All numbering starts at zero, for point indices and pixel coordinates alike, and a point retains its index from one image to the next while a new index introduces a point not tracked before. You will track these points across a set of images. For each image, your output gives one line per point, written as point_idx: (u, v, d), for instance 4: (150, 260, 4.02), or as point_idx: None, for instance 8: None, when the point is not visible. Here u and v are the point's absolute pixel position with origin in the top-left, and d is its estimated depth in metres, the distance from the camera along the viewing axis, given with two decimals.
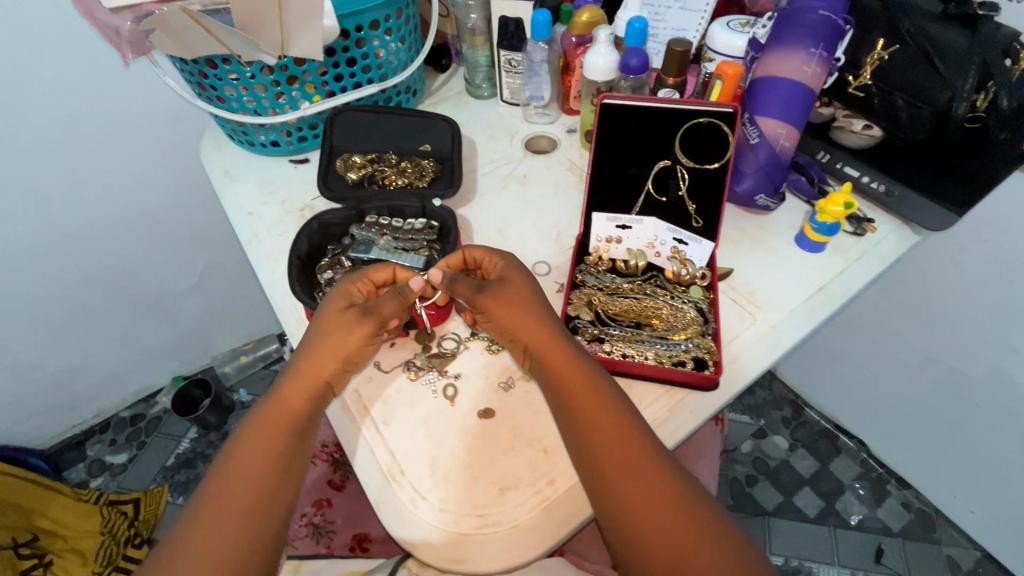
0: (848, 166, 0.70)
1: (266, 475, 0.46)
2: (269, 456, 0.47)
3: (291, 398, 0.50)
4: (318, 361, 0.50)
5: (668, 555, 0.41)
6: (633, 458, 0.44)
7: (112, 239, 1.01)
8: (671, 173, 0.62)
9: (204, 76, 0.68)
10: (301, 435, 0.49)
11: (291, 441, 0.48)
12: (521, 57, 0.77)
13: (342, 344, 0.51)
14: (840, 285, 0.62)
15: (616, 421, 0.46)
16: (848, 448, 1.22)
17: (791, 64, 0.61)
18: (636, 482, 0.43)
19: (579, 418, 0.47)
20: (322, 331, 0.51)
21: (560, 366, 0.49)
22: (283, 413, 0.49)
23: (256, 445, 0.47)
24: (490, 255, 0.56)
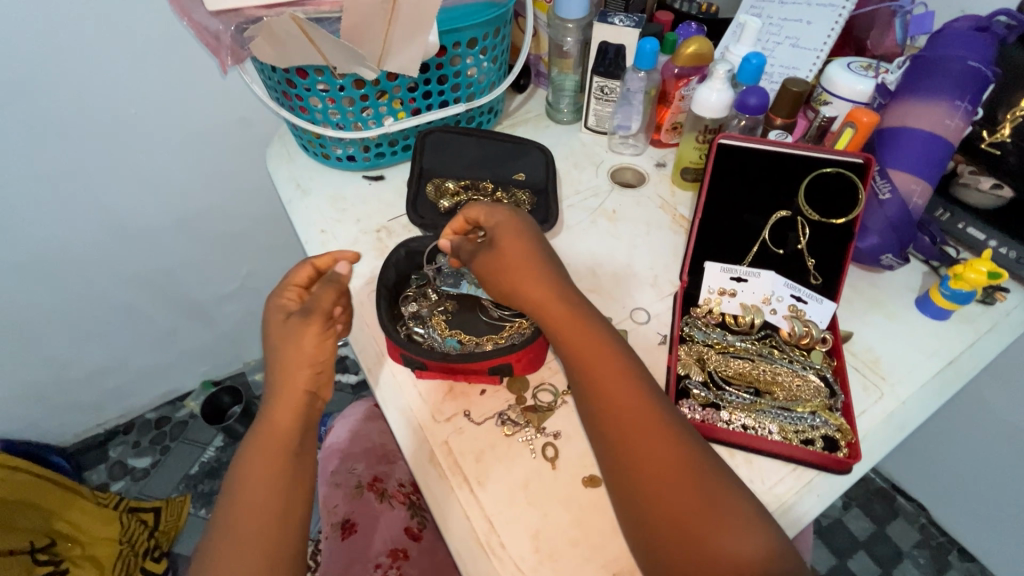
0: (971, 228, 0.62)
1: (271, 510, 0.42)
2: (269, 490, 0.43)
3: (276, 422, 0.45)
4: (292, 377, 0.46)
5: (665, 506, 0.40)
6: (638, 417, 0.44)
7: (162, 239, 0.97)
8: (790, 225, 0.58)
9: (292, 85, 0.64)
10: (296, 455, 0.45)
11: (288, 466, 0.44)
12: (617, 85, 0.73)
13: (305, 352, 0.46)
14: (970, 358, 0.56)
15: (628, 385, 0.45)
16: (907, 511, 1.15)
17: (931, 116, 0.56)
18: (646, 447, 0.42)
19: (589, 379, 0.46)
20: (283, 343, 0.47)
21: (567, 326, 0.49)
22: (271, 442, 0.45)
23: (252, 484, 0.43)
24: (486, 213, 0.53)
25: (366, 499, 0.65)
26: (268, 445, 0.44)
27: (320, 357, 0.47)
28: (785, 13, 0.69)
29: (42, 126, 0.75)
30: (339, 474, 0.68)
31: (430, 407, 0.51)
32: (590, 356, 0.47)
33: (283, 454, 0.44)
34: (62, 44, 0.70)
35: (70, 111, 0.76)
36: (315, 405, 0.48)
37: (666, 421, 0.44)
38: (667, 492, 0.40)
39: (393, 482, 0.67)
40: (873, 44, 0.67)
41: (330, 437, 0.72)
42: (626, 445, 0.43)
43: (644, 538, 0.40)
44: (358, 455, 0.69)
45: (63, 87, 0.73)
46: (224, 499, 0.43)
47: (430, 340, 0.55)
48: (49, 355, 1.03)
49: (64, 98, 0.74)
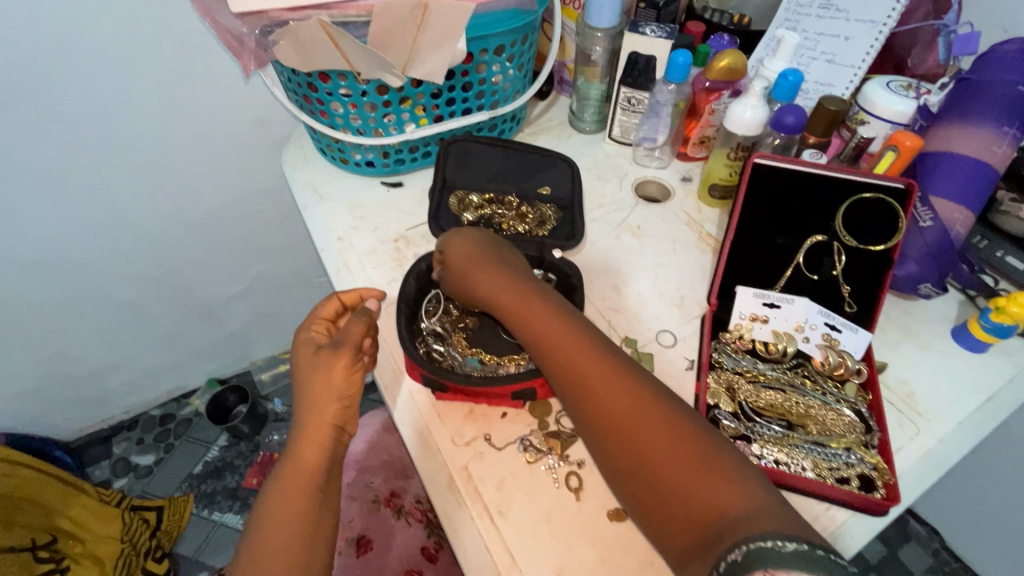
0: (1010, 256, 0.60)
1: (295, 552, 0.40)
2: (293, 529, 0.41)
3: (302, 456, 0.44)
4: (320, 411, 0.45)
5: (637, 461, 0.39)
6: (596, 374, 0.43)
7: (173, 237, 0.96)
8: (826, 250, 0.56)
9: (313, 90, 0.62)
10: (323, 490, 0.44)
11: (314, 504, 0.42)
12: (645, 96, 0.71)
13: (334, 385, 0.45)
14: (1009, 395, 0.54)
15: (584, 353, 0.44)
16: (919, 535, 1.13)
17: (977, 141, 0.54)
18: (613, 420, 0.41)
19: (548, 355, 0.46)
20: (310, 373, 0.46)
21: (521, 312, 0.49)
22: (296, 477, 0.43)
23: (276, 523, 0.41)
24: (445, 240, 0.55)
25: (382, 516, 0.63)
26: (293, 481, 0.43)
27: (348, 392, 0.46)
28: (821, 26, 0.66)
29: (56, 122, 0.74)
30: (355, 487, 0.66)
31: (449, 431, 0.49)
32: (544, 338, 0.47)
33: (308, 491, 0.43)
34: (78, 40, 0.68)
35: (86, 108, 0.74)
36: (341, 439, 0.46)
37: (630, 385, 0.42)
38: (639, 446, 0.40)
39: (410, 498, 0.65)
40: (914, 63, 0.65)
41: (346, 447, 0.70)
42: (595, 423, 0.42)
43: (645, 517, 0.39)
44: (375, 468, 0.68)
45: (79, 84, 0.72)
46: (247, 539, 0.42)
47: (451, 359, 0.54)
48: (55, 350, 1.02)
49: (80, 94, 0.73)
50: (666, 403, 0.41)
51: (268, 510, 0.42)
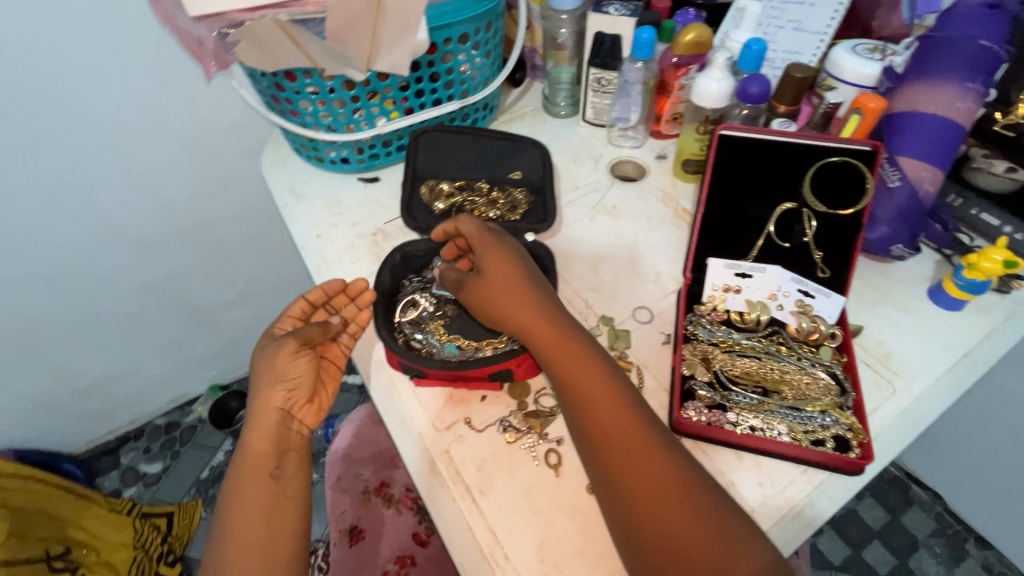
0: (984, 213, 0.62)
1: (258, 535, 0.43)
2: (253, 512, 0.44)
3: (251, 440, 0.46)
4: (267, 398, 0.47)
5: (652, 517, 0.39)
6: (621, 423, 0.43)
7: (162, 247, 0.96)
8: (796, 216, 0.56)
9: (280, 89, 0.63)
10: (277, 469, 0.46)
11: (270, 483, 0.45)
12: (614, 76, 0.71)
13: (280, 372, 0.48)
14: (986, 349, 0.54)
15: (608, 399, 0.45)
16: (921, 499, 1.13)
17: (941, 98, 0.54)
18: (639, 477, 0.41)
19: (573, 398, 0.46)
20: (258, 365, 0.48)
21: (552, 351, 0.48)
22: (249, 466, 0.46)
23: (238, 510, 0.44)
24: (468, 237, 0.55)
25: (373, 506, 0.64)
26: (247, 466, 0.46)
27: (296, 378, 0.48)
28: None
29: (39, 138, 0.75)
30: (346, 479, 0.67)
31: (429, 415, 0.50)
32: (578, 382, 0.46)
33: (262, 477, 0.45)
34: (52, 55, 0.69)
35: (64, 122, 0.75)
36: (291, 425, 0.48)
37: (655, 443, 0.42)
38: (658, 502, 0.40)
39: (400, 487, 0.66)
40: (879, 25, 0.65)
41: (336, 441, 0.71)
42: (613, 473, 0.42)
43: None
44: (365, 460, 0.69)
45: (56, 98, 0.73)
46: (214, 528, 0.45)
47: (429, 346, 0.55)
48: (56, 366, 1.04)
49: (63, 108, 0.74)
50: (688, 466, 0.42)
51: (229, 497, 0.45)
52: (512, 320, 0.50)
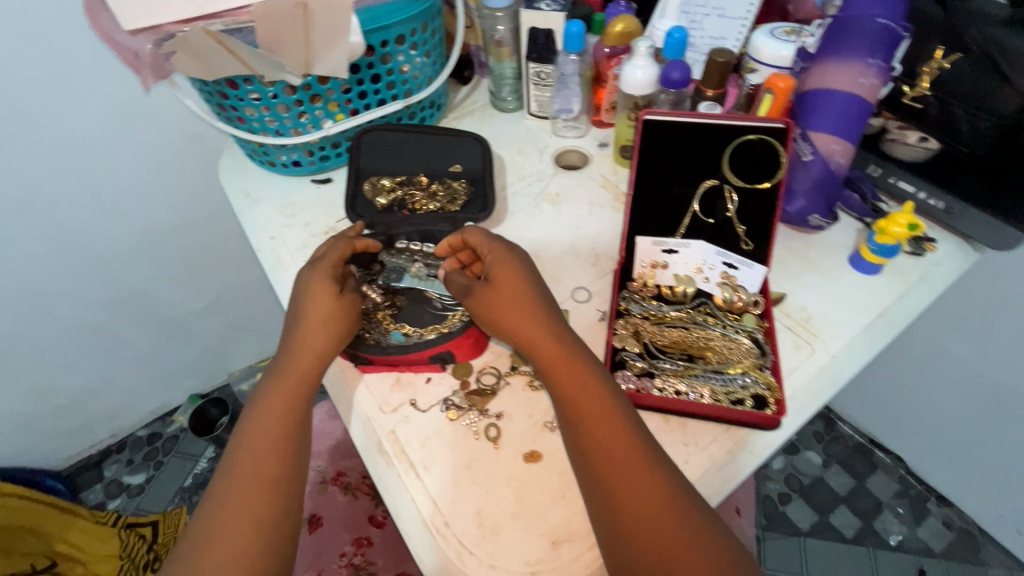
0: (902, 181, 0.66)
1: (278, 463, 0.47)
2: (274, 437, 0.48)
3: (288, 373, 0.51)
4: (307, 335, 0.51)
5: (646, 537, 0.41)
6: (621, 443, 0.44)
7: (129, 259, 0.98)
8: (718, 194, 0.59)
9: (225, 97, 0.65)
10: (302, 411, 0.50)
11: (294, 418, 0.49)
12: (551, 70, 0.74)
13: (330, 323, 0.51)
14: (901, 309, 0.58)
15: (609, 417, 0.45)
16: (885, 464, 1.17)
17: (847, 75, 0.57)
18: (635, 498, 0.42)
19: (573, 417, 0.46)
20: (309, 311, 0.52)
21: (558, 368, 0.48)
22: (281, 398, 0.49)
23: (261, 435, 0.47)
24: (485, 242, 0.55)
25: (330, 494, 0.67)
26: (276, 396, 0.50)
27: (337, 328, 0.52)
28: None
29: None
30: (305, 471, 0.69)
31: (376, 399, 0.53)
32: (582, 403, 0.46)
33: (292, 411, 0.49)
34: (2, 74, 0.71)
35: (20, 140, 0.77)
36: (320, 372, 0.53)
37: (651, 464, 0.43)
38: (653, 522, 0.41)
39: (355, 475, 0.69)
40: (794, 9, 0.68)
41: None
42: (611, 489, 0.42)
43: None
44: (322, 454, 0.71)
45: (10, 116, 0.74)
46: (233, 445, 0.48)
47: (375, 335, 0.57)
48: (31, 382, 1.05)
49: (20, 125, 0.75)
50: (681, 488, 0.43)
51: (255, 422, 0.49)
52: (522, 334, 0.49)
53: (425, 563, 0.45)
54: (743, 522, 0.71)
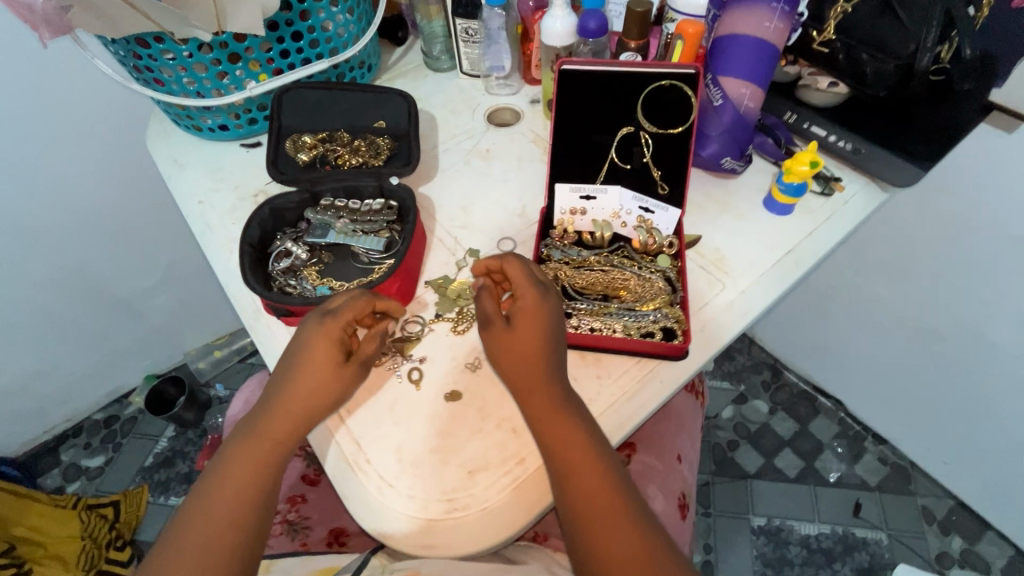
0: (814, 125, 0.68)
1: (235, 520, 0.43)
2: (230, 518, 0.42)
3: (266, 436, 0.46)
4: (295, 398, 0.46)
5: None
6: (602, 491, 0.43)
7: (66, 239, 0.94)
8: (634, 140, 0.61)
9: (139, 57, 0.63)
10: (272, 472, 0.45)
11: (263, 480, 0.45)
12: (478, 25, 0.74)
13: (326, 383, 0.47)
14: (810, 246, 0.61)
15: (590, 462, 0.44)
16: (826, 408, 1.24)
17: (753, 20, 0.59)
18: (618, 548, 0.41)
19: (552, 459, 0.44)
20: (305, 364, 0.47)
21: (541, 411, 0.46)
22: (259, 445, 0.46)
23: (225, 487, 0.44)
24: (522, 277, 0.49)
25: None
26: (246, 463, 0.45)
27: (327, 398, 0.47)
28: None
29: None
30: None
31: None
32: (560, 446, 0.44)
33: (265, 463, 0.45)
34: None
35: None
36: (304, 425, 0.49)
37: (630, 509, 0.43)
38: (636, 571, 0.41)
39: None
40: None
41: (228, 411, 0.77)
42: (591, 535, 0.42)
43: None
44: None
45: None
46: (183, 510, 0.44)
47: (302, 290, 0.58)
48: None
49: None
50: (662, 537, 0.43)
51: (217, 479, 0.44)
52: (514, 375, 0.47)
53: (361, 519, 0.45)
54: (685, 470, 0.70)
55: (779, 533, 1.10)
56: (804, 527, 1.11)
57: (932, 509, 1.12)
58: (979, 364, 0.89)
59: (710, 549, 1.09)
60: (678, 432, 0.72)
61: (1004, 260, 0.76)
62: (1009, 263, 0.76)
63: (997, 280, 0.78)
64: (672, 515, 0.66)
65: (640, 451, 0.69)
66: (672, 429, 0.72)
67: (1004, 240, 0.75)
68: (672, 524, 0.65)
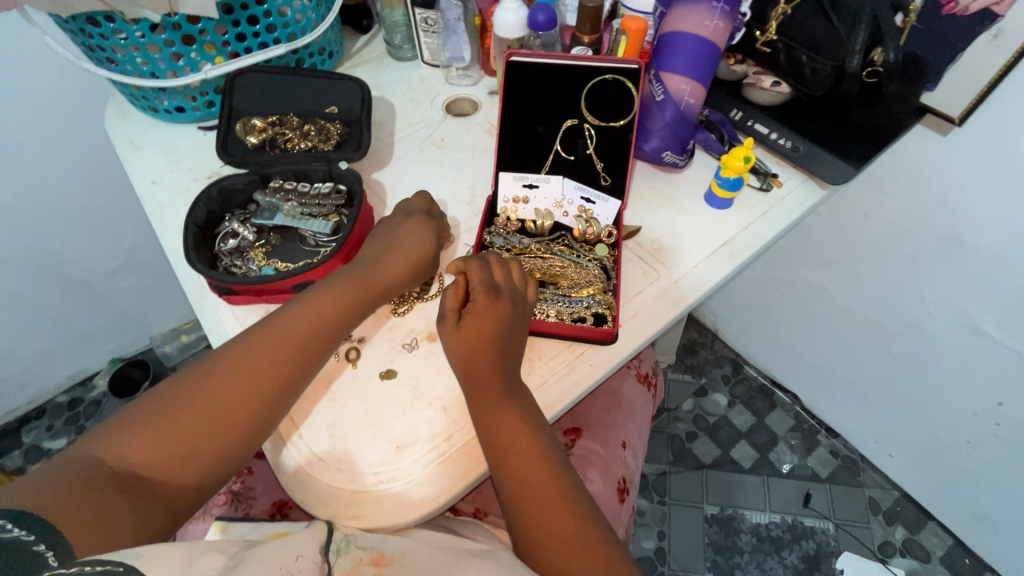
0: (757, 123, 0.69)
1: (309, 339, 0.49)
2: (308, 333, 0.49)
3: (355, 285, 0.52)
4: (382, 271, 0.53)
5: (566, 560, 0.44)
6: (544, 479, 0.46)
7: (26, 220, 0.94)
8: (579, 132, 0.63)
9: (89, 36, 0.63)
10: (352, 314, 0.51)
11: (341, 316, 0.50)
12: (436, 15, 0.75)
13: (407, 261, 0.54)
14: (744, 240, 0.63)
15: (530, 450, 0.47)
16: (783, 402, 1.27)
17: (695, 18, 0.61)
18: (555, 528, 0.44)
19: (494, 450, 0.46)
20: (398, 243, 0.55)
21: (486, 402, 0.47)
22: (353, 285, 0.52)
23: (313, 305, 0.50)
24: (490, 300, 0.50)
25: None
26: (335, 294, 0.51)
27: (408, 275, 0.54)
28: None
29: None
30: None
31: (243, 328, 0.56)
32: (502, 436, 0.46)
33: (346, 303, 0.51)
34: None
35: None
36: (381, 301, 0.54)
37: (568, 498, 0.46)
38: (572, 552, 0.44)
39: None
40: None
41: None
42: (532, 518, 0.45)
43: None
44: None
45: None
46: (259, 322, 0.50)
47: (248, 270, 0.59)
48: None
49: None
50: (599, 524, 0.46)
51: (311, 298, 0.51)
52: (469, 366, 0.48)
53: (294, 493, 0.47)
54: (629, 457, 0.72)
55: (731, 521, 1.13)
56: (755, 515, 1.14)
57: (879, 500, 1.16)
58: (919, 360, 0.93)
59: (663, 535, 1.13)
60: (626, 422, 0.73)
61: (940, 258, 0.79)
62: (943, 262, 0.79)
63: (933, 279, 0.82)
64: (610, 496, 0.67)
65: (586, 437, 0.70)
66: (622, 419, 0.73)
67: (940, 239, 0.78)
68: (609, 505, 0.66)
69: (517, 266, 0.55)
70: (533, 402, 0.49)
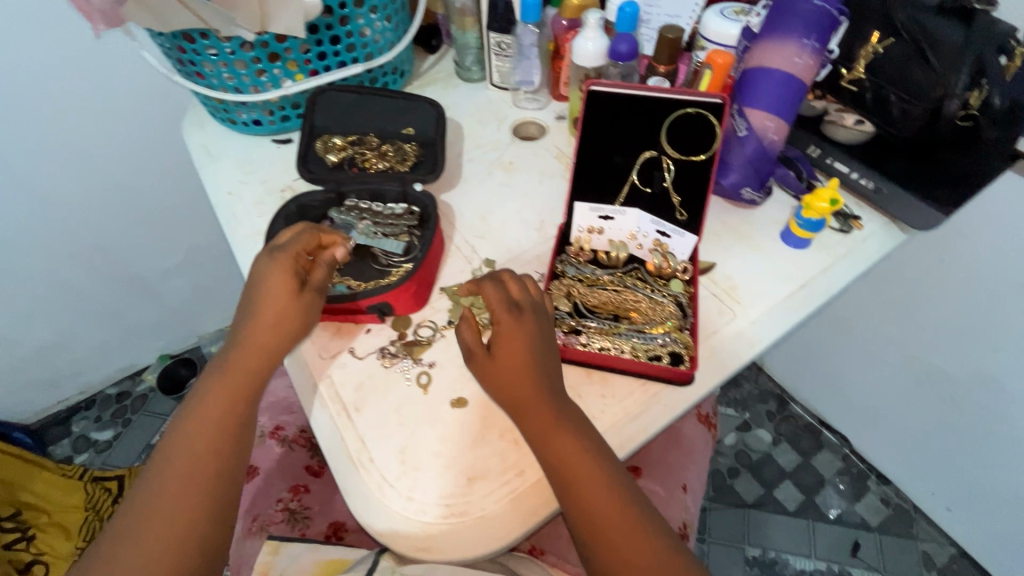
0: (837, 161, 0.68)
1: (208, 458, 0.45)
2: (206, 455, 0.45)
3: (233, 380, 0.48)
4: (258, 338, 0.49)
5: None
6: (617, 516, 0.44)
7: (98, 218, 0.97)
8: (656, 164, 0.62)
9: (183, 51, 0.66)
10: (243, 412, 0.48)
11: (233, 419, 0.47)
12: (511, 40, 0.76)
13: (278, 318, 0.49)
14: (825, 281, 0.61)
15: (600, 487, 0.44)
16: (831, 443, 1.22)
17: (782, 55, 0.59)
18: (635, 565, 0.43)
19: (562, 486, 0.45)
20: (261, 297, 0.49)
21: (547, 438, 0.45)
22: (229, 382, 0.48)
23: (196, 424, 0.46)
24: (509, 323, 0.48)
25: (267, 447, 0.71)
26: (216, 400, 0.47)
27: (289, 332, 0.50)
28: None
29: None
30: None
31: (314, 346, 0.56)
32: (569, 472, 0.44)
33: (231, 403, 0.47)
34: None
35: None
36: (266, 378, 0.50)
37: (646, 534, 0.44)
38: None
39: (294, 429, 0.72)
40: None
41: None
42: (610, 556, 0.43)
43: None
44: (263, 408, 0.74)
45: None
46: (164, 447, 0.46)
47: None
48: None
49: None
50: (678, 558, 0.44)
51: (191, 419, 0.47)
52: (515, 402, 0.47)
53: (360, 516, 0.46)
54: (689, 500, 0.69)
55: (774, 566, 1.09)
56: (799, 561, 1.10)
57: (933, 555, 1.10)
58: (989, 414, 0.88)
59: None
60: (686, 462, 0.71)
61: (1021, 309, 0.75)
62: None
63: (1012, 330, 0.78)
64: None
65: (645, 476, 0.69)
66: (681, 459, 0.71)
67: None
68: None
69: (531, 281, 0.53)
70: (597, 434, 0.48)
